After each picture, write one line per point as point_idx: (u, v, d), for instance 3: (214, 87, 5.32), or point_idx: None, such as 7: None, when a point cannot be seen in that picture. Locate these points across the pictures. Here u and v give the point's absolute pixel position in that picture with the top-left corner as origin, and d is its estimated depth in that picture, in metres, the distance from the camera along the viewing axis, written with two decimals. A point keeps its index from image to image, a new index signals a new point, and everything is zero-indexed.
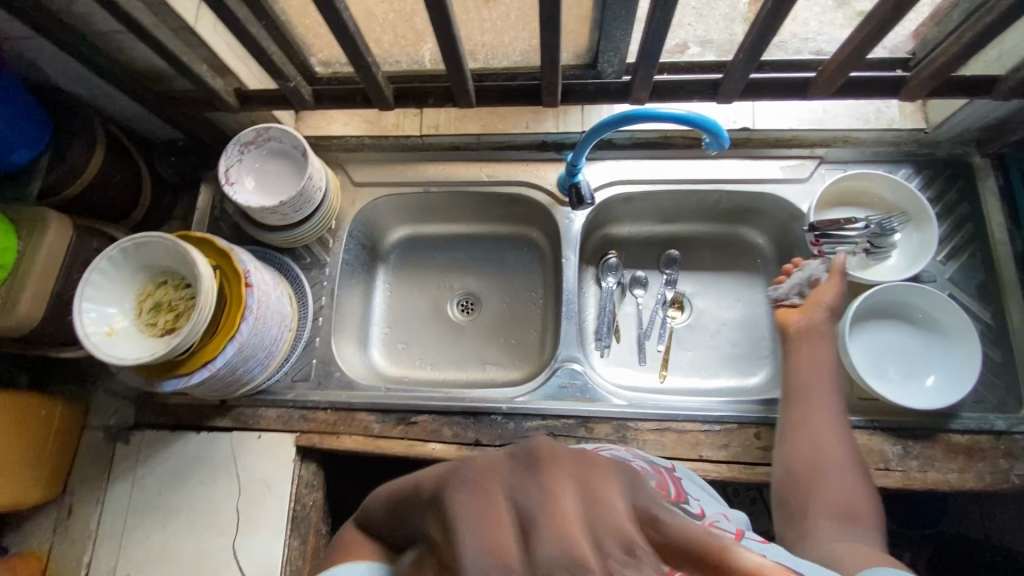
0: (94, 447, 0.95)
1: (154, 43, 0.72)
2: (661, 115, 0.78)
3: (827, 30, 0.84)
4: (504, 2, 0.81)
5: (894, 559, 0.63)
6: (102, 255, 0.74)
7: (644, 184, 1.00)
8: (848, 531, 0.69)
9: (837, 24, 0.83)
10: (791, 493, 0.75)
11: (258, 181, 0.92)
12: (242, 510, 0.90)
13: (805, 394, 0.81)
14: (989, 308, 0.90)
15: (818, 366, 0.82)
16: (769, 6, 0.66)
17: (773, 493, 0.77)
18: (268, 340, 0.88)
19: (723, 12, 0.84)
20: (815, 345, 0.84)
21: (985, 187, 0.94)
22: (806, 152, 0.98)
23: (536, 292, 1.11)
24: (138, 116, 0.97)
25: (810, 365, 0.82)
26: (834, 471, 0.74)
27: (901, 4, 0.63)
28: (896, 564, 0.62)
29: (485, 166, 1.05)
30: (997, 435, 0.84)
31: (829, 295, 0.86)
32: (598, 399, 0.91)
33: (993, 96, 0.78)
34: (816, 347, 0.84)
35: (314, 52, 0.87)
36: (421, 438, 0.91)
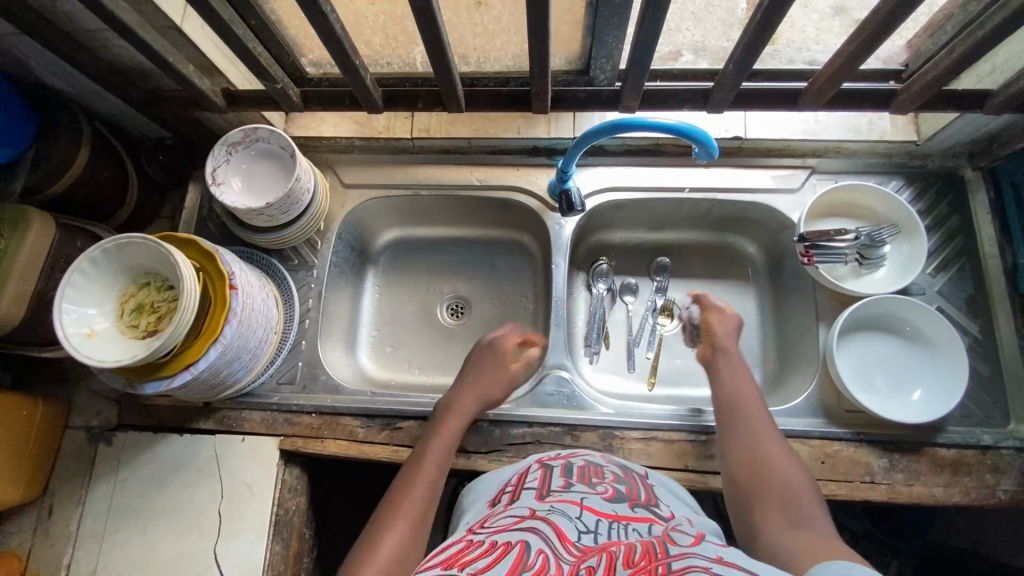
0: (75, 448, 0.94)
1: (139, 42, 0.71)
2: (650, 124, 0.77)
3: (824, 39, 0.85)
4: (496, 7, 0.80)
5: (846, 549, 0.56)
6: (83, 255, 0.73)
7: (634, 192, 1.00)
8: (796, 523, 0.62)
9: (835, 32, 0.84)
10: (741, 499, 0.68)
11: (246, 182, 0.91)
12: (224, 513, 0.89)
13: (738, 402, 0.78)
14: (977, 322, 0.90)
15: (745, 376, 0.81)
16: (759, 17, 0.65)
17: (728, 507, 0.71)
18: (253, 343, 0.87)
19: (721, 18, 0.88)
20: (737, 363, 0.83)
21: (976, 201, 0.93)
22: (798, 162, 0.97)
23: (525, 298, 1.10)
24: (126, 114, 0.96)
25: (738, 375, 0.81)
26: (780, 470, 0.69)
27: (891, 19, 0.63)
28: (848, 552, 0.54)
29: (476, 170, 1.04)
30: (984, 449, 0.84)
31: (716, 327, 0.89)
32: (585, 407, 0.90)
33: (984, 110, 0.78)
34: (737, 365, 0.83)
35: (304, 52, 0.86)
36: (405, 444, 0.90)
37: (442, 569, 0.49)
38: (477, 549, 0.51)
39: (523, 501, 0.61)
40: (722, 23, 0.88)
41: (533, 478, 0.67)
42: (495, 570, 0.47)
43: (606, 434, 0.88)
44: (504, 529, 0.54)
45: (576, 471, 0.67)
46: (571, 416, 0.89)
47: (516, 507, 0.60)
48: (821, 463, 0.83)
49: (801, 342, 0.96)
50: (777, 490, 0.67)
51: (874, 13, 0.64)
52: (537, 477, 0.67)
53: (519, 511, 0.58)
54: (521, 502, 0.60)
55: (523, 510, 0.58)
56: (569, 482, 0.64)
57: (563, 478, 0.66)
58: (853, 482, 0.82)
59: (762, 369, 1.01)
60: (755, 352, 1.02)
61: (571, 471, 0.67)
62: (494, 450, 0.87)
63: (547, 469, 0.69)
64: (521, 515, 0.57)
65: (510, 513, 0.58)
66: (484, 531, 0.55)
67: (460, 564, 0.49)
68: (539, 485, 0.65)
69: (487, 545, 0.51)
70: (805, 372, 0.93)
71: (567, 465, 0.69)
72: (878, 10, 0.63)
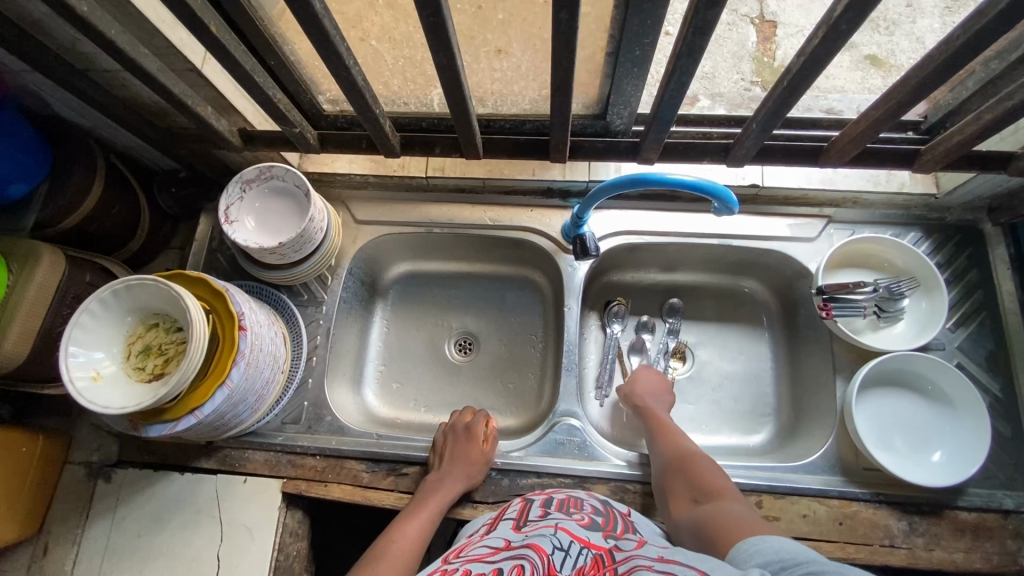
0: (73, 485, 0.92)
1: (160, 86, 0.71)
2: (667, 180, 0.77)
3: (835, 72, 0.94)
4: (515, 54, 0.79)
5: (743, 520, 0.63)
6: (92, 296, 0.72)
7: (649, 236, 0.99)
8: (705, 504, 0.70)
9: (845, 65, 0.95)
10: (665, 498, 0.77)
11: (259, 220, 0.90)
12: (222, 557, 0.86)
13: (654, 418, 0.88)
14: (998, 380, 0.88)
15: (654, 396, 0.92)
16: (787, 80, 0.65)
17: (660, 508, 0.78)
18: (259, 384, 0.85)
19: (732, 50, 0.98)
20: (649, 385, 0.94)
21: (995, 255, 0.92)
22: (815, 211, 0.97)
23: (535, 337, 1.08)
24: (139, 147, 0.95)
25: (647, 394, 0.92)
26: (690, 465, 0.77)
27: (919, 87, 0.62)
28: (747, 527, 0.62)
29: (488, 210, 1.04)
30: (1005, 514, 0.81)
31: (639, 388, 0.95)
32: (596, 459, 0.88)
33: (1008, 171, 0.77)
34: (648, 388, 0.93)
35: (322, 91, 0.86)
36: (411, 490, 0.89)
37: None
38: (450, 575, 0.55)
39: (500, 532, 0.65)
40: (732, 55, 0.98)
41: (513, 511, 0.71)
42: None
43: (616, 487, 0.86)
44: (477, 557, 0.58)
45: (555, 502, 0.70)
46: (582, 467, 0.87)
47: (491, 538, 0.63)
48: (839, 524, 0.81)
49: (819, 394, 0.94)
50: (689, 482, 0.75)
51: (903, 80, 0.64)
52: (517, 510, 0.70)
53: (495, 541, 0.62)
54: (497, 534, 0.64)
55: (500, 541, 0.62)
56: (545, 512, 0.67)
57: (541, 508, 0.69)
58: (872, 545, 0.80)
59: (775, 419, 0.99)
60: (768, 400, 1.00)
61: (549, 502, 0.70)
62: (502, 500, 0.86)
63: (528, 501, 0.72)
64: (498, 546, 0.60)
65: (486, 543, 0.62)
66: (460, 560, 0.58)
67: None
68: (518, 517, 0.68)
69: (462, 573, 0.55)
70: (821, 427, 0.90)
71: (547, 498, 0.72)
72: (908, 76, 0.63)
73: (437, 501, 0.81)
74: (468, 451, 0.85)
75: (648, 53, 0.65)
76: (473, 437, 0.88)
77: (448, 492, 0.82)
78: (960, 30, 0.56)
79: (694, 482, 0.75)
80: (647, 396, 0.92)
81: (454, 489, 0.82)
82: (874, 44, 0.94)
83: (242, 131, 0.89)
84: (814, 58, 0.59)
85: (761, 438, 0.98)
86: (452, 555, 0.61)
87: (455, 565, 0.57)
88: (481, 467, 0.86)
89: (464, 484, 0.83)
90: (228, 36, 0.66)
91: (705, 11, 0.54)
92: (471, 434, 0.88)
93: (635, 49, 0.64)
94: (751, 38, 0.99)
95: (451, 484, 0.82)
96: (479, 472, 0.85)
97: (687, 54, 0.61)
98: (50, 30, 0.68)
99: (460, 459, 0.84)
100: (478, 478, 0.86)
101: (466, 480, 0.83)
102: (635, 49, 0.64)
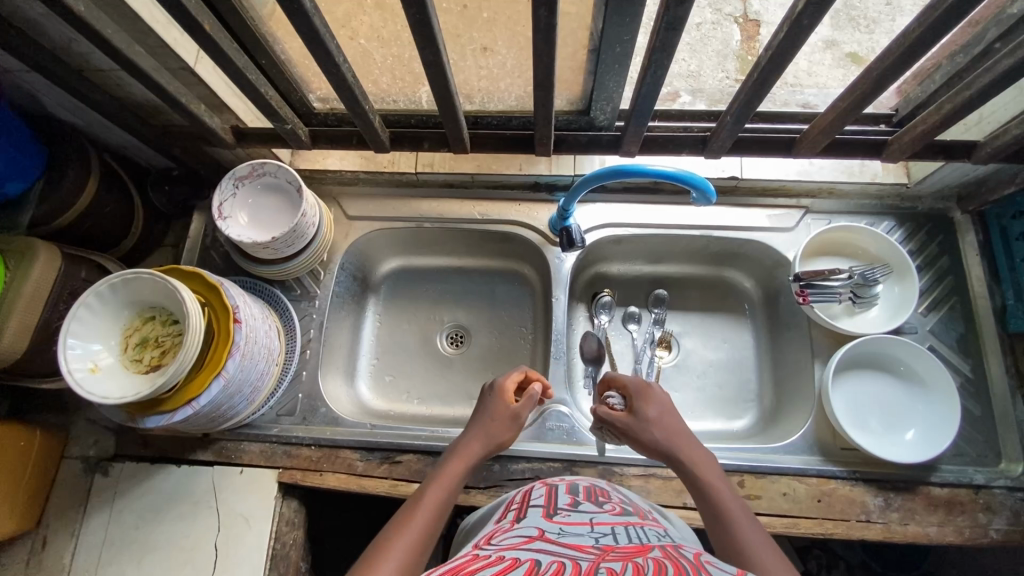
0: (71, 478, 0.93)
1: (153, 83, 0.73)
2: (647, 171, 0.79)
3: (818, 69, 0.98)
4: (501, 52, 0.82)
5: None
6: (89, 290, 0.73)
7: (633, 228, 1.02)
8: None
9: (828, 63, 0.98)
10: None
11: (252, 216, 0.92)
12: (220, 546, 0.88)
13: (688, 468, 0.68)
14: (969, 361, 0.91)
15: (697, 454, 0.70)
16: (756, 73, 0.68)
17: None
18: (254, 376, 0.87)
19: (717, 49, 1.01)
20: (686, 442, 0.71)
21: (965, 242, 0.96)
22: (793, 202, 1.00)
23: (526, 329, 1.11)
24: (133, 146, 0.97)
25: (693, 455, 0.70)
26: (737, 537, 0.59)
27: (881, 78, 0.66)
28: None
29: (477, 204, 1.06)
30: (976, 489, 0.85)
31: (649, 411, 0.74)
32: (584, 443, 0.91)
33: (972, 159, 0.81)
34: (687, 449, 0.70)
35: (313, 90, 0.88)
36: (404, 478, 0.91)
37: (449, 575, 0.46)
38: (483, 561, 0.48)
39: (531, 518, 0.59)
40: (718, 54, 1.01)
41: (539, 496, 0.65)
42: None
43: (604, 470, 0.89)
44: (512, 546, 0.52)
45: (582, 490, 0.66)
46: (570, 452, 0.90)
47: (524, 526, 0.57)
48: (817, 501, 0.85)
49: (799, 378, 0.97)
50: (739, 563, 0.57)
51: (866, 72, 0.68)
52: (543, 495, 0.65)
53: (528, 530, 0.56)
54: (529, 521, 0.58)
55: (533, 529, 0.55)
56: (574, 501, 0.63)
57: (569, 495, 0.65)
58: (849, 520, 0.84)
59: (758, 403, 1.02)
60: (751, 386, 1.03)
61: (575, 490, 0.67)
62: (494, 485, 0.88)
63: (552, 487, 0.67)
64: (531, 535, 0.54)
65: (518, 531, 0.56)
66: (492, 548, 0.52)
67: (468, 572, 0.46)
68: (546, 503, 0.63)
69: (495, 561, 0.48)
70: (801, 409, 0.94)
71: (570, 485, 0.69)
72: (871, 68, 0.66)
73: (461, 465, 0.71)
74: (500, 419, 0.77)
75: (628, 50, 0.67)
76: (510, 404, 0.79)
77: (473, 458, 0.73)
78: (916, 23, 0.60)
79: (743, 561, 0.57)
80: (666, 435, 0.72)
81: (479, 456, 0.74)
82: (855, 42, 0.97)
83: (233, 127, 0.91)
84: (780, 51, 0.63)
85: (745, 422, 1.01)
86: (481, 543, 0.55)
87: (488, 553, 0.51)
88: (510, 436, 0.78)
89: (489, 449, 0.75)
90: (221, 34, 0.68)
91: (676, 7, 0.57)
92: (506, 402, 0.79)
93: (616, 46, 0.67)
94: (735, 37, 1.02)
95: (477, 450, 0.74)
96: (506, 439, 0.77)
97: (661, 48, 0.64)
98: (44, 30, 0.70)
99: (489, 421, 0.77)
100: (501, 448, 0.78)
101: (492, 446, 0.75)
102: (616, 46, 0.67)
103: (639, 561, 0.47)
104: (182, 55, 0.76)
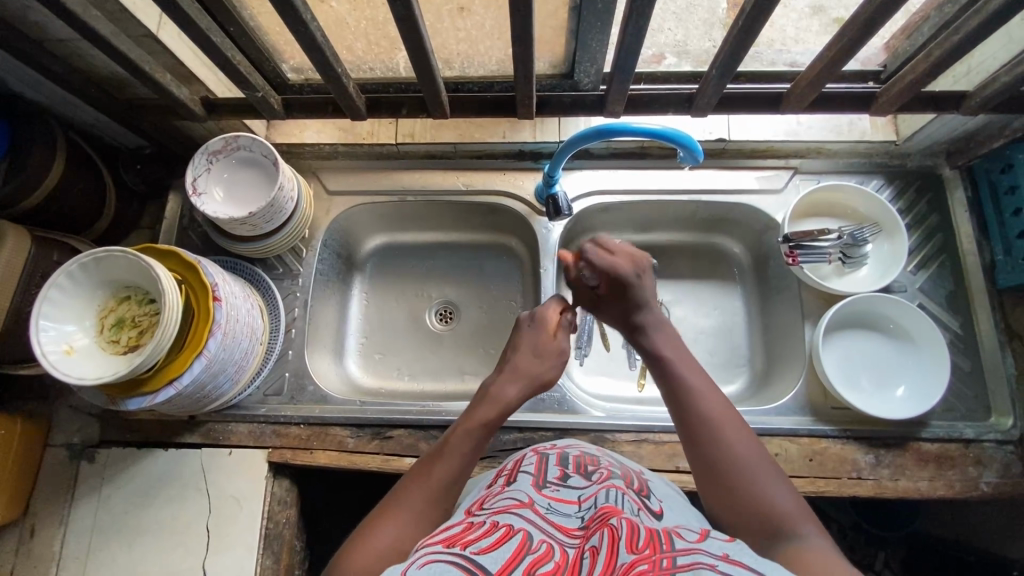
0: (56, 466, 0.92)
1: (115, 51, 0.70)
2: (634, 130, 0.77)
3: (803, 38, 0.88)
4: (478, 12, 0.79)
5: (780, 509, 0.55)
6: (59, 270, 0.71)
7: (619, 195, 1.00)
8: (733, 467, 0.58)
9: (813, 31, 0.87)
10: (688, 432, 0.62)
11: (228, 192, 0.90)
12: (212, 527, 0.87)
13: (700, 418, 0.62)
14: (957, 317, 0.91)
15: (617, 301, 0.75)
16: (741, 21, 0.66)
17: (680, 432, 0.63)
18: (239, 355, 0.85)
19: (702, 18, 0.89)
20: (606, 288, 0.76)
21: (954, 198, 0.95)
22: (781, 163, 0.99)
23: (515, 302, 1.09)
24: (102, 123, 0.94)
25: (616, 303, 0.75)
26: (761, 505, 0.56)
27: (869, 23, 0.64)
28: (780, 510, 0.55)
29: (461, 175, 1.04)
30: (967, 443, 0.85)
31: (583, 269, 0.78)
32: (576, 411, 0.91)
33: (961, 111, 0.80)
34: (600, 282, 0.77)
35: (285, 60, 0.85)
36: (396, 453, 0.90)
37: (444, 546, 0.47)
38: (478, 530, 0.50)
39: (519, 487, 0.58)
40: (703, 23, 0.89)
41: (528, 464, 0.63)
42: (498, 552, 0.46)
43: (596, 437, 0.89)
44: (503, 509, 0.53)
45: (571, 460, 0.64)
46: (562, 420, 0.89)
47: (513, 490, 0.57)
48: (810, 460, 0.85)
49: (790, 341, 0.96)
50: (761, 532, 0.55)
51: (854, 17, 0.66)
52: (533, 463, 0.63)
53: (518, 497, 0.55)
54: (519, 486, 0.58)
55: (523, 497, 0.55)
56: (564, 473, 0.61)
57: (559, 467, 0.63)
58: (841, 478, 0.84)
59: (749, 368, 1.02)
60: (742, 351, 1.03)
61: (566, 459, 0.64)
62: (486, 456, 0.88)
63: (542, 455, 0.65)
64: (523, 502, 0.54)
65: (510, 500, 0.55)
66: (485, 514, 0.54)
67: (463, 544, 0.47)
68: (535, 472, 0.61)
69: (488, 528, 0.50)
70: (791, 371, 0.94)
71: (561, 453, 0.66)
72: (858, 14, 0.65)
73: (496, 410, 0.68)
74: (546, 356, 0.75)
75: (610, 6, 0.65)
76: (555, 337, 0.76)
77: (507, 402, 0.69)
78: None
79: (768, 527, 0.54)
80: (663, 347, 0.70)
81: (514, 397, 0.70)
82: (843, 6, 0.85)
83: (202, 99, 0.88)
84: None
85: (736, 387, 1.01)
86: (474, 509, 0.56)
87: (482, 520, 0.52)
88: (553, 375, 0.75)
89: (528, 390, 0.72)
90: None
91: None
92: (552, 338, 0.76)
93: (597, 1, 0.64)
94: (724, 2, 0.88)
95: (511, 392, 0.70)
96: (550, 378, 0.75)
97: None
98: None
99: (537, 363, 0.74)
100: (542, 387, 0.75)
101: (531, 389, 0.72)
102: (596, 2, 0.64)
103: (613, 523, 0.48)
104: (145, 21, 0.73)
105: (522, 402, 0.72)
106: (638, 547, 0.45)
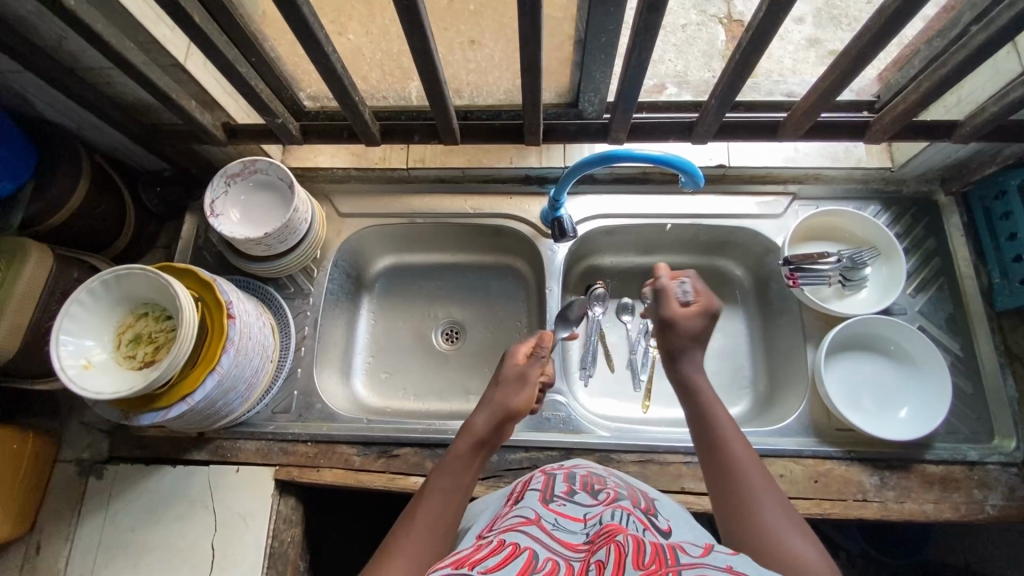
0: (64, 482, 0.92)
1: (145, 80, 0.75)
2: (638, 156, 0.80)
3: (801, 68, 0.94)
4: (488, 45, 0.84)
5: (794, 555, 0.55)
6: (82, 288, 0.73)
7: (621, 218, 1.03)
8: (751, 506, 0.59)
9: (811, 61, 0.95)
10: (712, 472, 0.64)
11: (244, 213, 0.93)
12: (218, 545, 0.87)
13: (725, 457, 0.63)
14: (958, 341, 0.92)
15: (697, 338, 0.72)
16: (738, 55, 0.70)
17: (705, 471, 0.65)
18: (249, 372, 0.86)
19: (702, 50, 0.97)
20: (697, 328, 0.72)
21: (951, 224, 0.97)
22: (780, 189, 1.02)
23: (520, 323, 1.11)
24: (125, 147, 0.98)
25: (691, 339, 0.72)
26: (778, 545, 0.56)
27: (859, 56, 0.68)
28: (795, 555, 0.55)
29: (469, 199, 1.08)
30: (971, 465, 0.86)
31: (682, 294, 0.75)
32: (581, 431, 0.92)
33: (953, 138, 0.83)
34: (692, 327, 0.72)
35: (302, 88, 0.89)
36: (402, 471, 0.91)
37: (453, 568, 0.47)
38: (486, 549, 0.50)
39: (526, 503, 0.59)
40: (703, 55, 0.97)
41: (537, 481, 0.64)
42: (505, 571, 0.47)
43: (602, 456, 0.89)
44: (511, 527, 0.54)
45: (579, 478, 0.65)
46: (568, 439, 0.90)
47: (521, 507, 0.58)
48: (814, 482, 0.85)
49: (792, 363, 0.98)
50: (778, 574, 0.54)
51: (846, 50, 0.69)
52: (541, 482, 0.64)
53: (526, 513, 0.56)
54: (525, 503, 0.59)
55: (530, 515, 0.56)
56: (571, 489, 0.62)
57: (566, 483, 0.64)
58: (846, 500, 0.84)
59: (753, 390, 1.03)
60: (745, 373, 1.04)
61: (573, 477, 0.65)
62: (492, 476, 0.88)
63: (550, 475, 0.66)
64: (529, 518, 0.55)
65: (517, 517, 0.56)
66: (493, 532, 0.55)
67: (471, 563, 0.48)
68: (543, 488, 0.62)
69: (495, 547, 0.50)
70: (794, 393, 0.95)
71: (568, 472, 0.66)
72: (851, 45, 0.68)
73: (466, 442, 0.68)
74: (511, 386, 0.74)
75: (613, 39, 0.68)
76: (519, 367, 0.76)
77: (479, 432, 0.69)
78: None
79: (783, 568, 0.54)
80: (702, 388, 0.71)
81: (484, 426, 0.70)
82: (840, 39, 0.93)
83: (224, 124, 0.92)
84: (761, 29, 0.64)
85: (740, 409, 1.01)
86: (484, 530, 0.57)
87: (489, 539, 0.52)
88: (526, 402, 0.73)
89: (498, 417, 0.70)
90: (210, 27, 0.69)
91: None
92: (517, 368, 0.76)
93: (601, 35, 0.68)
94: (721, 36, 0.98)
95: (479, 422, 0.70)
96: (523, 406, 0.73)
97: (644, 30, 0.65)
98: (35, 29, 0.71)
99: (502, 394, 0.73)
100: (519, 415, 0.73)
101: (502, 415, 0.71)
102: (599, 37, 0.68)
103: (619, 541, 0.49)
104: (173, 52, 0.77)
105: (498, 429, 0.70)
106: (644, 562, 0.46)
